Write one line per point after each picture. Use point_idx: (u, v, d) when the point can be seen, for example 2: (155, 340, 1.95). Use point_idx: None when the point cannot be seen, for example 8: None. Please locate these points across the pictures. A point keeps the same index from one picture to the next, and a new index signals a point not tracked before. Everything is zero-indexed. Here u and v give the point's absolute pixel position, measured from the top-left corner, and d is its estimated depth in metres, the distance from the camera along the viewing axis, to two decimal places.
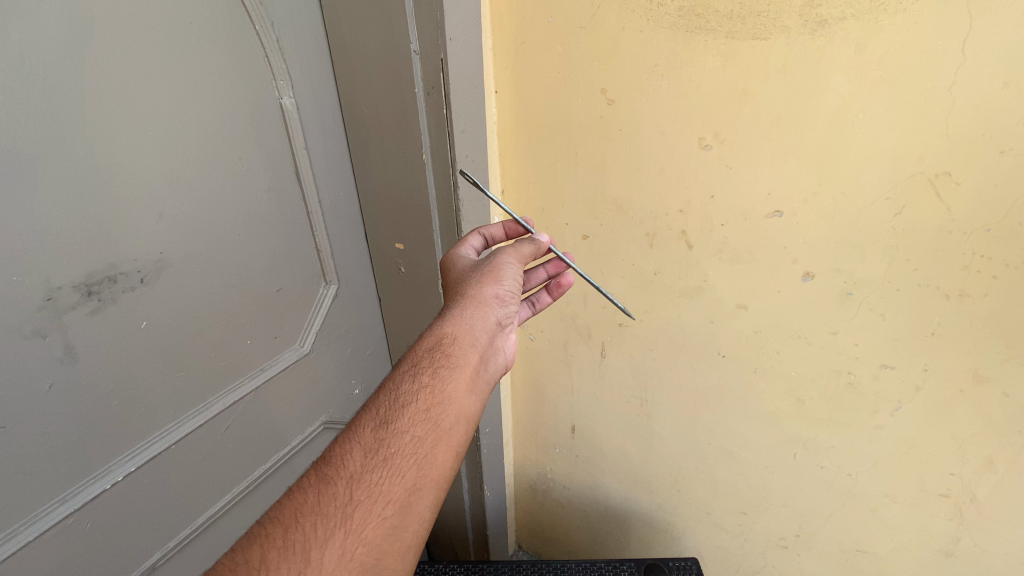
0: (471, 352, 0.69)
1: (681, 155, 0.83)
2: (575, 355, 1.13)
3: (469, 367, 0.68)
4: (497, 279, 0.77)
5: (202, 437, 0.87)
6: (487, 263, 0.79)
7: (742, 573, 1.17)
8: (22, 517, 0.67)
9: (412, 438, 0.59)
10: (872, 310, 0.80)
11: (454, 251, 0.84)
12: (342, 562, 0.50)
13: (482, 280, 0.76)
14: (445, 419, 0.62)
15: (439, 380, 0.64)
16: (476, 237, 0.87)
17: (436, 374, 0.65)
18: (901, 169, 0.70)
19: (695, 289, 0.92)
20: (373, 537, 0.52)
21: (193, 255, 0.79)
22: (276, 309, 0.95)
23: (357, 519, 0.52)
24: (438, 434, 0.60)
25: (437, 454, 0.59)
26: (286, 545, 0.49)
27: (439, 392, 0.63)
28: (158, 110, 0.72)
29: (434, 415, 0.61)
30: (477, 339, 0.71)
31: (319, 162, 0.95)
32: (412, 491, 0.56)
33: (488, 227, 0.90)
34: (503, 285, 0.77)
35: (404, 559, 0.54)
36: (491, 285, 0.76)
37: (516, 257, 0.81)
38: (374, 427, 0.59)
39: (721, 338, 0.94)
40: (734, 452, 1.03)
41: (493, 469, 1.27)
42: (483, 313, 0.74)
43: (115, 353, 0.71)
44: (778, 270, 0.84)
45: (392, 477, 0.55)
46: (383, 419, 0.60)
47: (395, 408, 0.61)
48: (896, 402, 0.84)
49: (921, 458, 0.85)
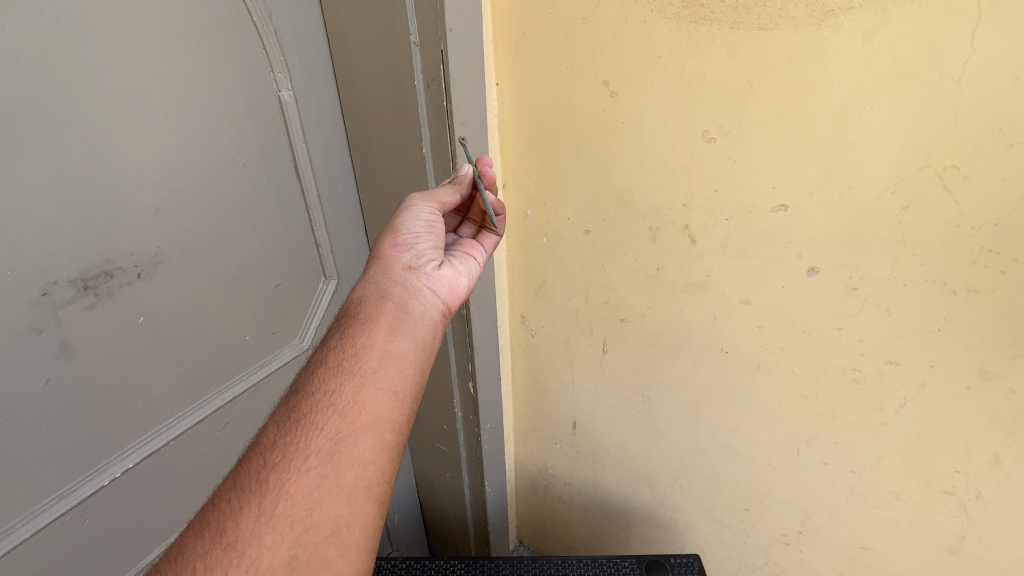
0: (382, 304, 0.70)
1: (685, 148, 0.82)
2: (576, 351, 1.12)
3: (383, 317, 0.68)
4: (393, 229, 0.76)
5: (200, 434, 0.87)
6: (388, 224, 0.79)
7: (744, 570, 1.16)
8: (20, 513, 0.66)
9: (321, 395, 0.58)
10: (878, 306, 0.79)
11: None
12: (262, 519, 0.48)
13: (383, 240, 0.76)
14: (358, 367, 0.61)
15: (347, 338, 0.65)
16: None
17: (344, 336, 0.65)
18: (909, 162, 0.69)
19: (697, 285, 0.91)
20: (299, 490, 0.51)
21: (192, 250, 0.78)
22: (276, 304, 0.94)
23: (274, 479, 0.51)
24: (351, 382, 0.59)
25: (356, 399, 0.58)
26: (203, 526, 0.49)
27: (349, 348, 0.63)
28: (155, 103, 0.71)
29: (344, 368, 0.61)
30: (387, 292, 0.71)
31: (318, 156, 0.94)
32: (334, 439, 0.55)
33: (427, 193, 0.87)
34: (411, 231, 0.76)
35: (344, 502, 0.52)
36: (389, 239, 0.76)
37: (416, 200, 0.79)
38: (286, 400, 0.59)
39: (724, 333, 0.93)
40: (737, 448, 1.02)
41: (493, 464, 1.27)
42: (389, 268, 0.75)
43: (113, 349, 0.71)
44: (783, 265, 0.83)
45: (307, 432, 0.55)
46: (292, 392, 0.60)
47: (304, 378, 0.61)
48: (901, 398, 0.83)
49: (926, 455, 0.84)
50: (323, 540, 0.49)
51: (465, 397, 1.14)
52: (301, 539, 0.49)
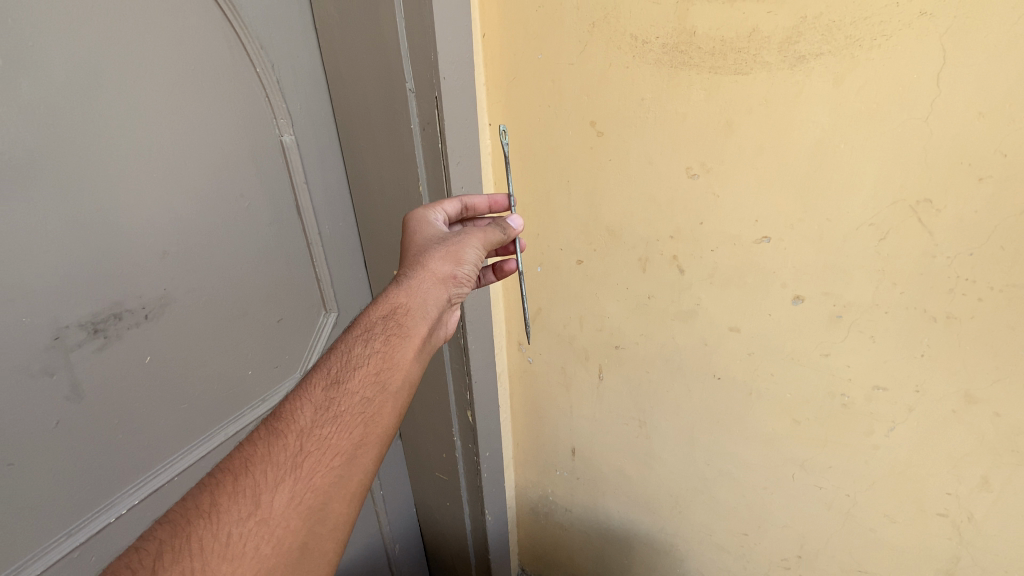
0: (424, 322, 0.71)
1: (670, 183, 0.85)
2: (572, 377, 1.14)
3: (420, 337, 0.70)
4: (459, 258, 0.76)
5: (202, 468, 0.88)
6: (453, 238, 0.78)
7: None
8: (28, 552, 0.67)
9: (360, 399, 0.61)
10: (863, 332, 0.81)
11: (424, 214, 0.82)
12: (291, 505, 0.53)
13: (442, 256, 0.75)
14: (393, 383, 0.65)
15: (388, 346, 0.67)
16: (453, 203, 0.85)
17: (388, 339, 0.67)
18: (884, 196, 0.72)
19: (688, 313, 0.93)
20: (322, 485, 0.55)
21: (196, 290, 0.81)
22: (277, 338, 0.97)
23: (306, 468, 0.55)
24: (386, 396, 0.63)
25: (384, 412, 0.63)
26: (236, 490, 0.52)
27: (390, 357, 0.66)
28: (164, 150, 0.74)
29: (384, 377, 0.64)
30: (431, 315, 0.72)
31: (319, 194, 0.98)
32: (359, 445, 0.59)
33: (472, 197, 0.87)
34: (466, 265, 0.77)
35: (350, 503, 0.57)
36: (451, 263, 0.76)
37: (482, 240, 0.80)
38: (324, 386, 0.61)
39: (715, 360, 0.95)
40: (733, 472, 1.03)
41: (494, 491, 1.27)
42: (439, 290, 0.74)
43: (120, 388, 0.73)
44: (769, 294, 0.86)
45: (341, 432, 0.58)
46: (333, 379, 0.62)
47: (346, 368, 0.63)
48: (891, 422, 0.85)
49: (918, 477, 0.86)
50: (327, 532, 0.55)
51: (464, 425, 1.15)
52: (312, 529, 0.54)
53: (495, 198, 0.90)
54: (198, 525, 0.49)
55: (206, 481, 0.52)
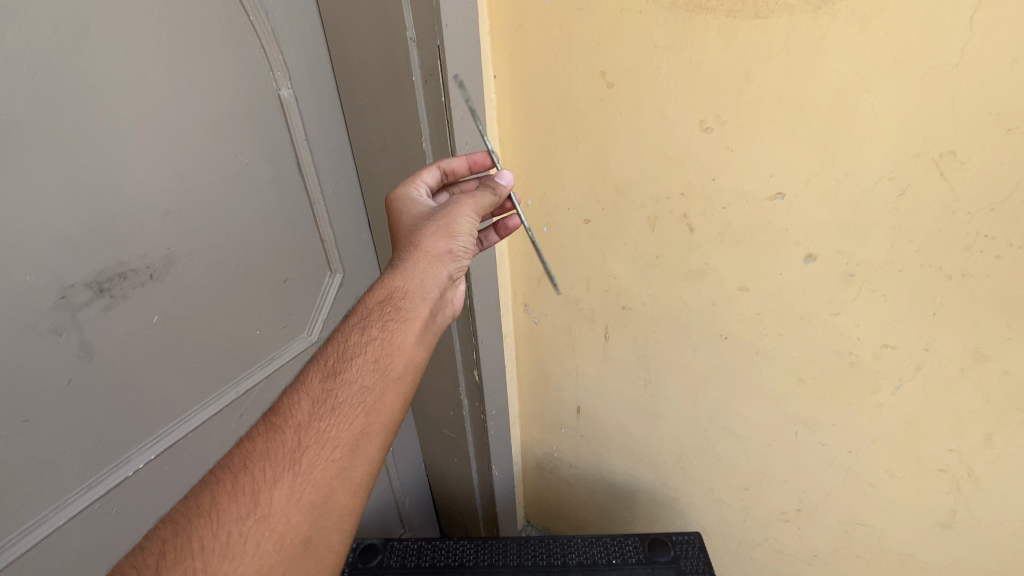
0: (423, 303, 0.71)
1: (682, 138, 0.82)
2: (578, 338, 1.14)
3: (419, 318, 0.70)
4: (451, 233, 0.76)
5: (216, 425, 0.90)
6: (442, 212, 0.77)
7: (744, 547, 1.19)
8: (52, 503, 0.70)
9: (359, 387, 0.61)
10: (874, 291, 0.80)
11: (404, 191, 0.81)
12: (291, 501, 0.52)
13: (435, 232, 0.75)
14: (393, 370, 0.64)
15: (385, 331, 0.66)
16: (431, 173, 0.83)
17: (386, 326, 0.67)
18: (906, 149, 0.70)
19: (697, 272, 0.92)
20: (322, 479, 0.55)
21: (199, 250, 0.80)
22: (283, 299, 0.96)
23: (305, 462, 0.55)
24: (385, 382, 0.62)
25: (385, 400, 0.62)
26: (236, 489, 0.52)
27: (388, 342, 0.65)
28: (156, 108, 0.72)
29: (383, 364, 0.64)
30: (428, 294, 0.72)
31: (320, 153, 0.95)
32: (360, 436, 0.58)
33: (448, 159, 0.84)
34: (460, 239, 0.77)
35: (353, 496, 0.56)
36: (445, 240, 0.75)
37: (474, 208, 0.78)
38: (321, 378, 0.61)
39: (722, 320, 0.94)
40: (736, 430, 1.05)
41: (500, 448, 1.30)
42: (435, 268, 0.74)
43: (129, 349, 0.73)
44: (780, 253, 0.84)
45: (339, 423, 0.58)
46: (331, 370, 0.62)
47: (345, 358, 0.63)
48: (897, 381, 0.85)
49: (921, 434, 0.86)
50: (332, 526, 0.54)
51: (471, 384, 1.17)
52: (316, 524, 0.53)
53: (474, 156, 0.86)
54: (199, 525, 0.49)
55: (205, 482, 0.53)
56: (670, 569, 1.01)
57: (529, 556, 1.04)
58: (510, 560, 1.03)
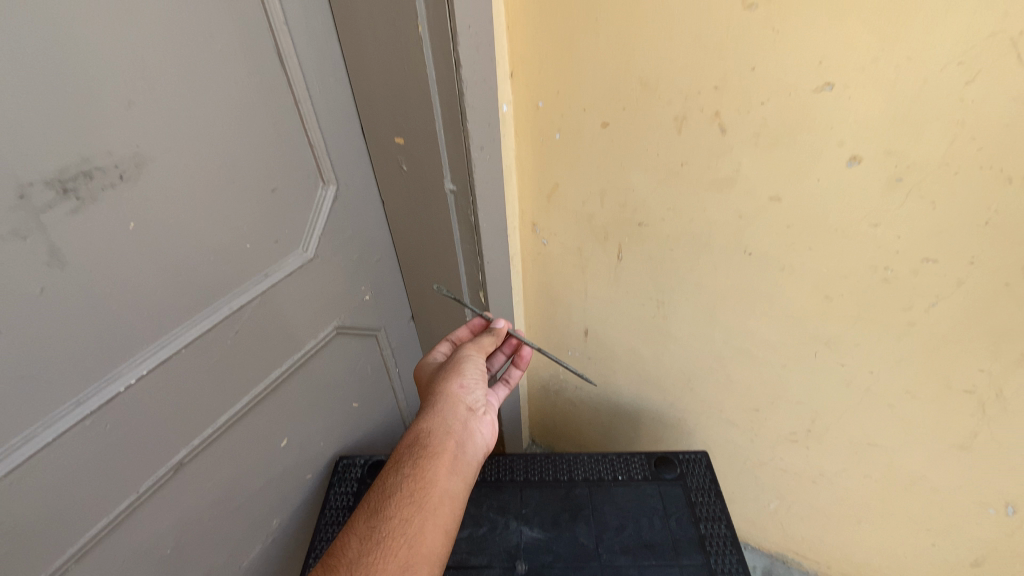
0: (450, 437, 0.74)
1: (719, 18, 0.71)
2: (589, 259, 1.08)
3: (447, 452, 0.72)
4: (460, 372, 0.82)
5: (212, 341, 0.81)
6: (450, 362, 0.85)
7: (748, 466, 1.20)
8: (37, 419, 0.64)
9: (399, 521, 0.64)
10: (922, 198, 0.72)
11: (423, 359, 0.94)
12: None
13: (447, 375, 0.82)
14: (429, 500, 0.66)
15: (416, 467, 0.69)
16: (444, 343, 0.97)
17: (417, 463, 0.70)
18: (983, 26, 0.59)
19: (725, 181, 0.84)
20: None
21: (174, 149, 0.71)
22: (272, 210, 0.86)
23: None
24: (423, 514, 0.65)
25: (426, 533, 0.64)
26: None
27: (423, 479, 0.68)
28: (138, 62, 0.65)
29: (419, 498, 0.66)
30: (452, 428, 0.75)
31: (303, 42, 0.83)
32: (404, 568, 0.61)
33: (454, 332, 0.99)
34: (470, 375, 0.82)
35: None
36: (456, 379, 0.81)
37: (477, 350, 0.87)
38: (365, 518, 0.65)
39: (748, 234, 0.87)
40: (752, 352, 1.01)
41: (507, 372, 1.28)
42: (455, 404, 0.78)
43: (109, 256, 0.66)
44: (821, 155, 0.75)
45: (386, 559, 0.61)
46: (372, 510, 0.65)
47: (383, 500, 0.67)
48: (933, 297, 0.79)
49: (951, 354, 0.82)
50: None
51: (477, 307, 1.11)
52: None
53: (472, 324, 1.00)
54: None
55: None
56: (677, 486, 1.01)
57: (536, 472, 1.04)
58: (517, 476, 1.03)
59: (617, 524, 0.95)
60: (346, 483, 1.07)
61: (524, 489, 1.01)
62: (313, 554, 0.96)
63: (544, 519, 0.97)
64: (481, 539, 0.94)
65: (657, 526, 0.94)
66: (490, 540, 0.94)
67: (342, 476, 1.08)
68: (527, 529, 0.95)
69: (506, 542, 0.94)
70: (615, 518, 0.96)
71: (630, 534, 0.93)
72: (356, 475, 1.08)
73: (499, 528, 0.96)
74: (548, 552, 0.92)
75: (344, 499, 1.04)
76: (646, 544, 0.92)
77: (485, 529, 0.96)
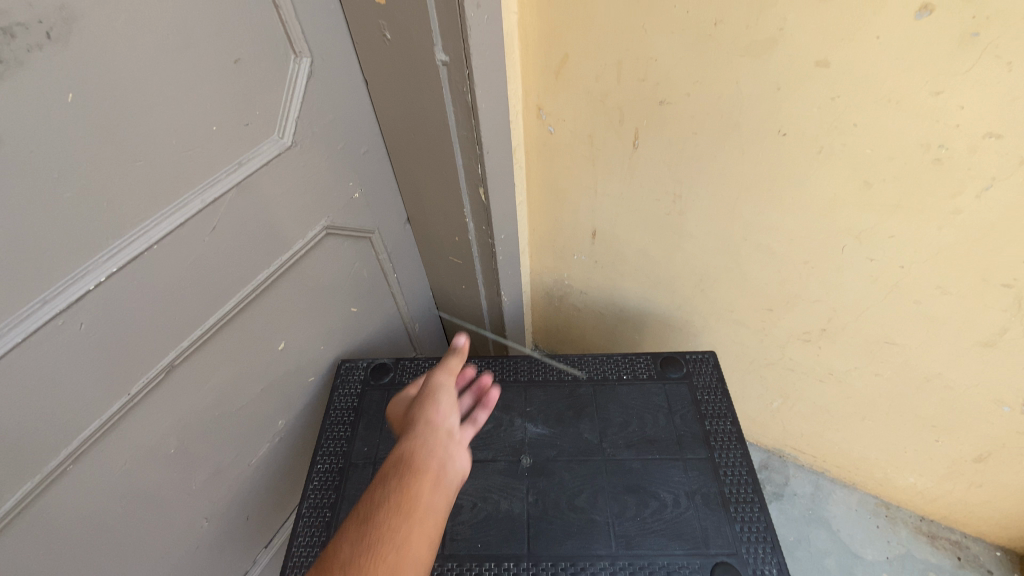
0: (438, 452, 0.69)
1: None
2: (600, 148, 0.97)
3: (436, 467, 0.66)
4: (442, 394, 0.78)
5: (189, 237, 0.73)
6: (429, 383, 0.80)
7: (754, 367, 1.18)
8: (3, 318, 0.57)
9: (388, 531, 0.57)
10: (998, 58, 0.61)
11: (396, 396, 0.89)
12: None
13: (429, 398, 0.77)
14: (418, 510, 0.61)
15: (404, 478, 0.64)
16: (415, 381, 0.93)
17: (402, 474, 0.64)
18: None
19: (764, 44, 0.71)
20: None
21: (108, 1, 0.57)
22: (239, 86, 0.74)
23: None
24: (413, 523, 0.59)
25: (413, 541, 0.58)
26: None
27: (411, 488, 0.63)
28: None
29: (407, 507, 0.61)
30: (439, 442, 0.70)
31: None
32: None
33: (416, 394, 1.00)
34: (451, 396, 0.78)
35: None
36: (439, 398, 0.77)
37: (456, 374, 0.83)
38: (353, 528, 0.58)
39: (784, 111, 0.77)
40: (772, 248, 0.94)
41: (510, 275, 1.22)
42: (440, 421, 0.73)
43: (50, 134, 0.56)
44: (886, 5, 0.62)
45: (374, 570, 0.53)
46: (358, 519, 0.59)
47: (367, 510, 0.60)
48: (987, 181, 0.70)
49: (994, 245, 0.75)
50: None
51: (477, 205, 1.02)
52: None
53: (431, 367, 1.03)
54: None
55: None
56: (682, 384, 0.99)
57: (540, 373, 1.02)
58: (520, 377, 1.02)
59: (622, 420, 0.95)
60: (349, 385, 1.04)
61: (528, 389, 1.00)
62: (320, 452, 0.95)
63: (548, 416, 0.96)
64: (486, 435, 0.94)
65: (661, 423, 0.94)
66: (495, 436, 0.94)
67: (345, 378, 1.05)
68: (531, 426, 0.95)
69: (510, 438, 0.94)
70: (619, 416, 0.95)
71: (634, 430, 0.93)
72: (359, 378, 1.05)
73: (504, 426, 0.95)
74: (552, 447, 0.92)
75: (348, 400, 1.02)
76: (650, 439, 0.92)
77: (490, 427, 0.95)
